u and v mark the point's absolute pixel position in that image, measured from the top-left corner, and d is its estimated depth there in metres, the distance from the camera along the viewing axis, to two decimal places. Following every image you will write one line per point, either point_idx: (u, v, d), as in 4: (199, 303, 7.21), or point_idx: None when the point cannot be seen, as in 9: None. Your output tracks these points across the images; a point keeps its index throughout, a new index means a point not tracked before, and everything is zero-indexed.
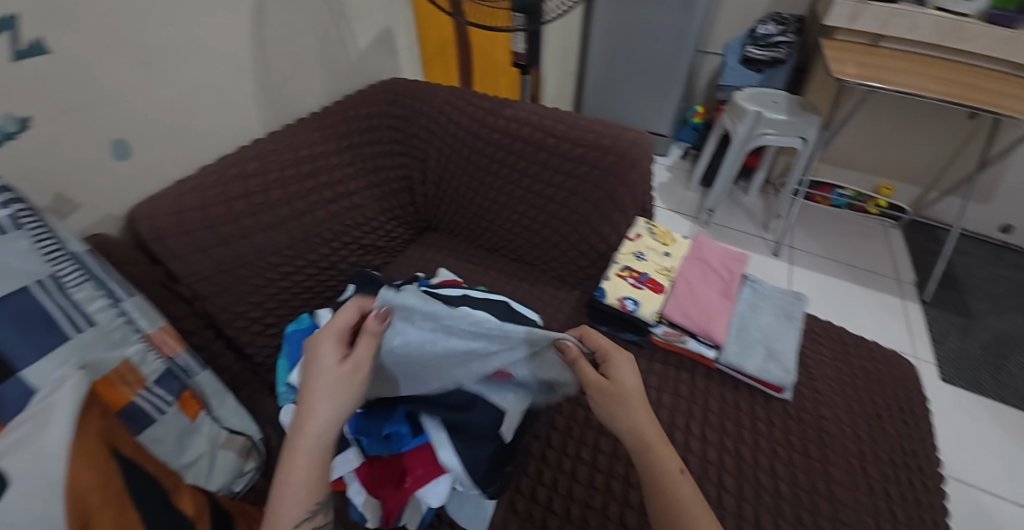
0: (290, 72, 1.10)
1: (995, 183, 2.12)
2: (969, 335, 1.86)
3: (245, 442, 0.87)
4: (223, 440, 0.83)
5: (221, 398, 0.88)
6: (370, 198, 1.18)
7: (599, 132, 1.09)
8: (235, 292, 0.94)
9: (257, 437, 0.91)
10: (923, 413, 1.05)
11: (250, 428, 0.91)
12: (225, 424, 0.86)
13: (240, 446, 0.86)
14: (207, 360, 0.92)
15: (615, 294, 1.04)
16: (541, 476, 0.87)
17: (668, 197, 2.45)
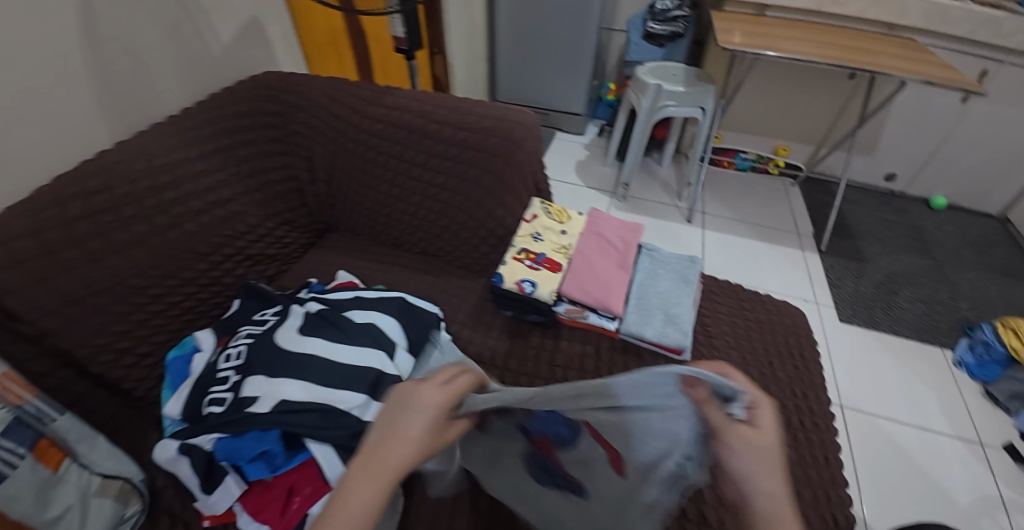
0: (138, 75, 1.00)
1: (878, 137, 2.29)
2: (863, 278, 2.01)
3: (125, 484, 0.78)
4: (98, 488, 0.75)
5: (89, 442, 0.77)
6: (251, 203, 1.10)
7: (480, 113, 1.12)
8: (93, 323, 0.86)
9: (138, 479, 0.80)
10: (813, 356, 1.13)
11: (128, 469, 0.79)
12: (99, 469, 0.76)
13: (119, 491, 0.77)
14: (68, 403, 0.84)
15: (513, 278, 1.04)
16: None
17: (586, 174, 2.43)
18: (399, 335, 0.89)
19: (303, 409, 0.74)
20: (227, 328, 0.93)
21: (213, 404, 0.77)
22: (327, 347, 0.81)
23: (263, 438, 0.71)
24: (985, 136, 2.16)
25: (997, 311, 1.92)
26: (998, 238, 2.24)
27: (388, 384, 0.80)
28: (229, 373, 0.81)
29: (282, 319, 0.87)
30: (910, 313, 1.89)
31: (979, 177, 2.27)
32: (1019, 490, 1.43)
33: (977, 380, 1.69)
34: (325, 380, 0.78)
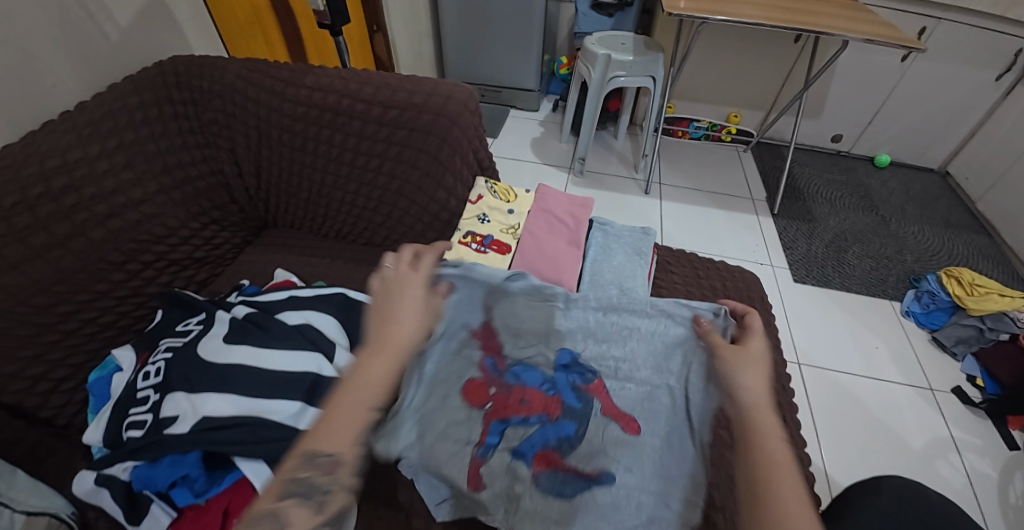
0: (22, 68, 0.90)
1: (825, 98, 2.31)
2: (814, 238, 2.05)
3: (53, 519, 0.71)
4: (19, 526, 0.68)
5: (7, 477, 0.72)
6: (170, 203, 1.04)
7: (410, 89, 1.06)
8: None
9: (68, 512, 0.75)
10: (767, 317, 1.13)
11: (56, 504, 0.74)
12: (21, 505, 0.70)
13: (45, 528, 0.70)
14: None
15: (460, 263, 1.00)
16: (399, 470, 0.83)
17: (541, 151, 2.38)
18: (338, 334, 0.86)
19: (228, 425, 0.71)
20: (146, 343, 0.87)
21: (132, 428, 0.72)
22: (257, 355, 0.78)
23: (180, 463, 0.68)
24: (924, 93, 2.22)
25: (940, 261, 1.99)
26: (939, 191, 2.33)
27: (325, 387, 0.78)
28: (150, 391, 0.75)
29: (207, 327, 0.83)
30: (860, 268, 1.94)
31: (918, 133, 2.34)
32: (966, 429, 1.50)
33: (925, 328, 1.75)
34: (255, 390, 0.75)
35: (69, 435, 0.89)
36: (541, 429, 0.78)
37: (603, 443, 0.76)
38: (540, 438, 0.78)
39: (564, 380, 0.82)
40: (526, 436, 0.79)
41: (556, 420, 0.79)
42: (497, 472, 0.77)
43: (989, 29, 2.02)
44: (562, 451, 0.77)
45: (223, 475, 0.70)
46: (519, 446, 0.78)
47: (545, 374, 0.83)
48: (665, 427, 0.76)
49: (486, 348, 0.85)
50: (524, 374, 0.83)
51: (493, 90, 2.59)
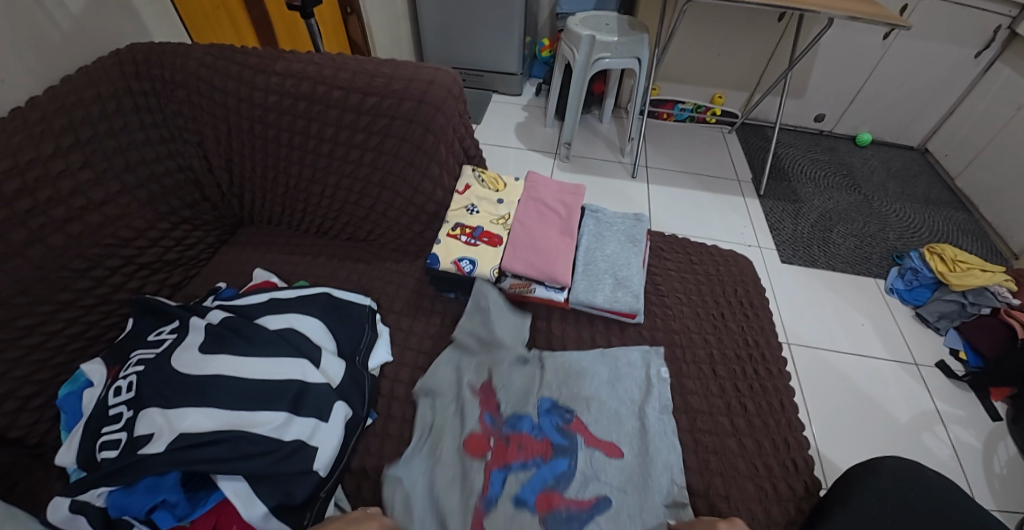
0: None
1: (810, 77, 2.30)
2: (800, 218, 2.06)
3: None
4: None
5: None
6: (134, 204, 1.00)
7: (389, 74, 1.00)
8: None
9: None
10: (761, 301, 1.11)
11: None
12: None
13: None
14: None
15: (450, 257, 0.97)
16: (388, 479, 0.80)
17: (526, 136, 2.34)
18: (323, 337, 0.83)
19: (209, 441, 0.67)
20: (117, 355, 0.82)
21: (105, 450, 0.68)
22: (237, 365, 0.74)
23: (157, 488, 0.64)
24: (905, 72, 2.22)
25: (921, 238, 2.01)
26: (919, 168, 2.34)
27: (311, 396, 0.75)
28: (123, 408, 0.71)
29: (182, 336, 0.78)
30: (845, 247, 1.95)
31: (900, 111, 2.34)
32: (952, 402, 1.52)
33: (909, 304, 1.76)
34: (236, 403, 0.71)
35: (43, 453, 0.84)
36: (538, 471, 0.79)
37: (594, 471, 0.80)
38: (539, 479, 0.78)
39: (548, 423, 0.84)
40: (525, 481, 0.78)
41: (551, 459, 0.80)
42: (499, 522, 0.74)
43: (970, 5, 2.01)
44: (560, 488, 0.78)
45: (206, 496, 0.67)
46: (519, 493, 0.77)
47: (534, 420, 0.85)
48: (641, 457, 0.82)
49: (483, 405, 0.86)
50: (516, 424, 0.84)
51: (475, 74, 2.52)
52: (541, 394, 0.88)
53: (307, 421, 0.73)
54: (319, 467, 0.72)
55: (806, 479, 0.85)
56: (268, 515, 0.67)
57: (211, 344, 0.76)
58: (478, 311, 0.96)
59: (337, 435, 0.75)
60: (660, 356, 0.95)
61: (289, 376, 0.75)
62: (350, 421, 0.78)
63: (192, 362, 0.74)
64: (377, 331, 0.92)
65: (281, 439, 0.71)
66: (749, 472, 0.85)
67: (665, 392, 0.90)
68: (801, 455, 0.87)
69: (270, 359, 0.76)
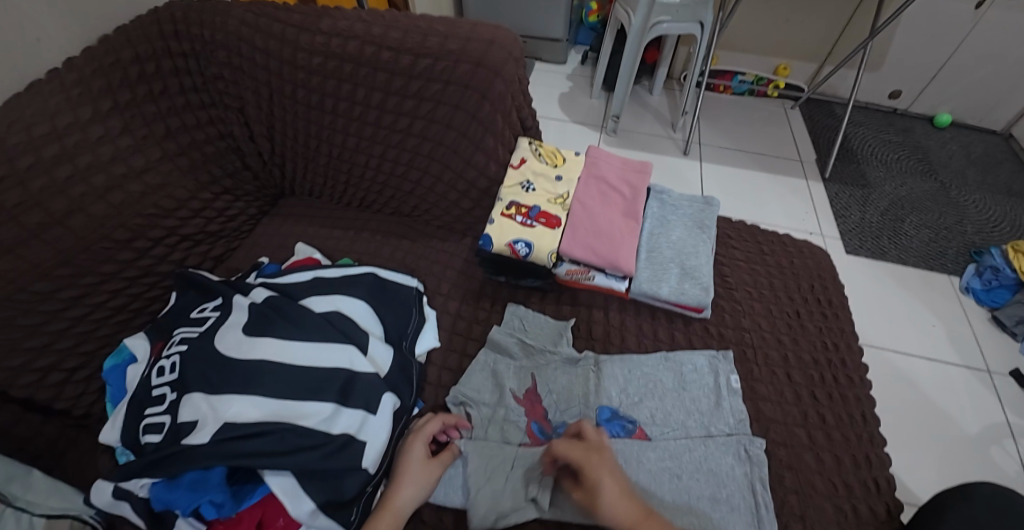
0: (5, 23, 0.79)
1: (888, 48, 2.08)
2: (869, 205, 1.89)
3: (74, 523, 0.69)
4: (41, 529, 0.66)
5: (23, 481, 0.69)
6: (175, 172, 0.97)
7: (443, 34, 0.90)
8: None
9: (92, 512, 0.72)
10: (841, 300, 1.00)
11: (78, 505, 0.72)
12: (41, 508, 0.68)
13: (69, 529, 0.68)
14: None
15: (504, 239, 0.88)
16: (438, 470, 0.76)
17: (572, 107, 2.21)
18: (370, 322, 0.78)
19: (254, 432, 0.63)
20: (161, 330, 0.80)
21: (149, 433, 0.65)
22: (282, 349, 0.70)
23: (203, 486, 0.60)
24: (1000, 45, 1.98)
25: (1003, 233, 1.83)
26: (1003, 154, 2.13)
27: (359, 386, 0.70)
28: (166, 390, 0.68)
29: (225, 315, 0.74)
30: (917, 239, 1.79)
31: (989, 89, 2.11)
32: None
33: (986, 306, 1.61)
34: (282, 392, 0.67)
35: (89, 426, 0.84)
36: None
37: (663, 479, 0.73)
38: None
39: (607, 433, 0.78)
40: None
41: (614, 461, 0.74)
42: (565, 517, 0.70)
43: None
44: None
45: (251, 490, 0.63)
46: None
47: None
48: (711, 467, 0.74)
49: (530, 412, 0.80)
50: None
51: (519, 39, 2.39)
52: (598, 402, 0.81)
53: (356, 413, 0.68)
54: (367, 463, 0.67)
55: (889, 501, 0.76)
56: (315, 513, 0.63)
57: (255, 325, 0.72)
58: (515, 317, 0.90)
59: (385, 428, 0.70)
60: (729, 362, 0.86)
61: (335, 364, 0.70)
62: (399, 413, 0.73)
63: (236, 344, 0.69)
64: (425, 315, 0.86)
65: (329, 432, 0.66)
66: (826, 491, 0.77)
67: (737, 405, 0.81)
68: (884, 474, 0.78)
69: (318, 346, 0.71)
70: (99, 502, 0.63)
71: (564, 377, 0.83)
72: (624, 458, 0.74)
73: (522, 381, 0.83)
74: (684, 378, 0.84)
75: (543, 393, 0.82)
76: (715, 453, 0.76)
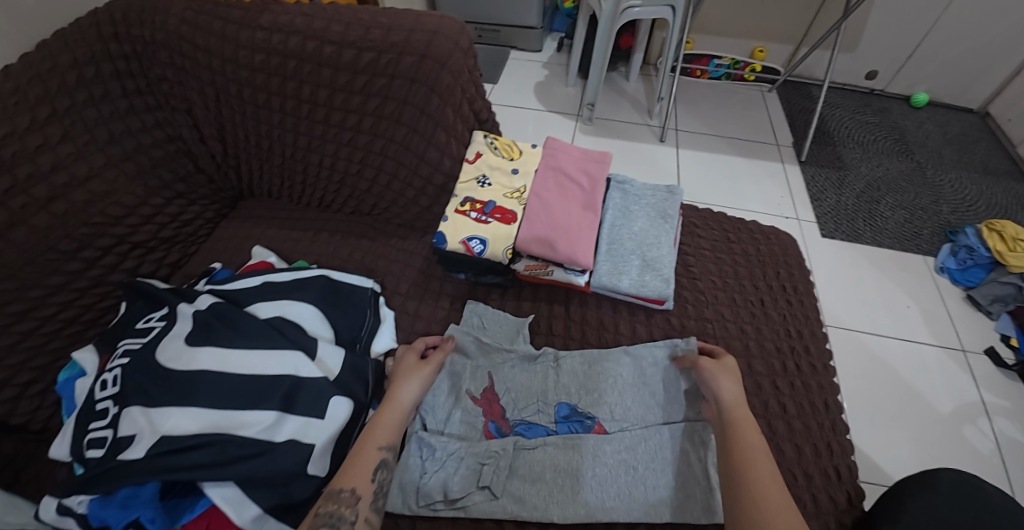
0: None
1: (862, 28, 2.07)
2: (845, 187, 1.89)
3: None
4: None
5: None
6: (123, 178, 0.93)
7: (386, 26, 0.88)
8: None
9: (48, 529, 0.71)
10: (806, 286, 1.00)
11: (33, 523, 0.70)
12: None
13: None
14: None
15: (458, 236, 0.86)
16: None
17: (547, 96, 2.18)
18: (320, 326, 0.77)
19: (193, 446, 0.61)
20: (110, 342, 0.78)
21: (91, 448, 0.63)
22: (224, 359, 0.68)
23: (133, 502, 0.59)
24: (972, 22, 1.97)
25: (978, 212, 1.83)
26: (978, 133, 2.12)
27: (304, 393, 0.68)
28: (109, 404, 0.66)
29: (170, 325, 0.72)
30: (893, 221, 1.79)
31: (963, 67, 2.10)
32: (1002, 393, 1.39)
33: (960, 286, 1.61)
34: (224, 402, 0.65)
35: (47, 440, 0.82)
36: (558, 466, 0.73)
37: (619, 476, 0.72)
38: (557, 476, 0.72)
39: (565, 430, 0.77)
40: (544, 479, 0.72)
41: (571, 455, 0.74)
42: (523, 513, 0.70)
43: None
44: (583, 492, 0.71)
45: (190, 504, 0.61)
46: (537, 500, 0.71)
47: (548, 427, 0.78)
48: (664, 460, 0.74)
49: (487, 412, 0.79)
50: (527, 432, 0.77)
51: (491, 28, 2.35)
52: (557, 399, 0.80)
53: (301, 420, 0.67)
54: (315, 464, 0.66)
55: (849, 489, 0.76)
56: (260, 518, 0.62)
57: (198, 334, 0.70)
58: (475, 315, 0.89)
59: (334, 431, 0.68)
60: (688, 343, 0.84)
61: (280, 369, 0.69)
62: (354, 417, 0.71)
63: (179, 354, 0.68)
64: (381, 316, 0.85)
65: (271, 441, 0.65)
66: (787, 481, 0.76)
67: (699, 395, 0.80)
68: (845, 462, 0.78)
69: (263, 352, 0.69)
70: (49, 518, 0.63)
71: (522, 374, 0.82)
72: (578, 454, 0.73)
73: (479, 379, 0.82)
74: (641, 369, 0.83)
75: (500, 392, 0.81)
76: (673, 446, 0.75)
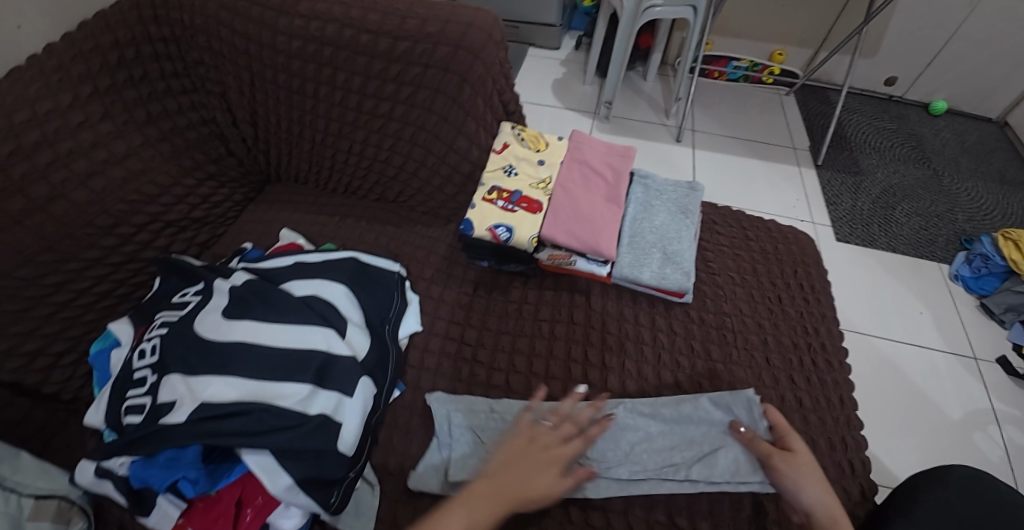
0: None
1: (883, 34, 2.06)
2: (861, 192, 1.89)
3: (61, 504, 0.69)
4: (30, 512, 0.66)
5: (13, 463, 0.69)
6: (158, 157, 0.98)
7: (421, 16, 0.90)
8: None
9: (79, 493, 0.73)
10: (823, 285, 1.01)
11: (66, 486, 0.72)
12: (31, 488, 0.68)
13: (58, 509, 0.68)
14: None
15: (485, 224, 0.87)
16: (409, 450, 0.76)
17: (565, 93, 2.20)
18: (351, 307, 0.78)
19: (231, 413, 0.64)
20: (144, 315, 0.80)
21: (130, 414, 0.66)
22: (261, 331, 0.70)
23: (176, 463, 0.61)
24: (995, 31, 1.97)
25: (994, 221, 1.83)
26: (996, 143, 2.12)
27: (337, 369, 0.70)
28: (147, 373, 0.68)
29: (205, 299, 0.74)
30: (907, 227, 1.79)
31: (984, 75, 2.09)
32: (1012, 401, 1.40)
33: (974, 293, 1.62)
34: (261, 374, 0.67)
35: (78, 409, 0.84)
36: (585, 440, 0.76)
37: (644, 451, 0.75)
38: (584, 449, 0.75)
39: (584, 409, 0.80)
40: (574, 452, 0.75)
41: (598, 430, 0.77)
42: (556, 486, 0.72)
43: None
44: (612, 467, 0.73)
45: (228, 469, 0.64)
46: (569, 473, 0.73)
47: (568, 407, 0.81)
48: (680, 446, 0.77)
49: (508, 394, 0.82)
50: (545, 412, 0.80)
51: (511, 25, 2.36)
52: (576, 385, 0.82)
53: (333, 395, 0.69)
54: (344, 447, 0.68)
55: (863, 483, 0.77)
56: (293, 489, 0.63)
57: (236, 310, 0.72)
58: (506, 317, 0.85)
59: (361, 408, 0.71)
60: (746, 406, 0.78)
61: (315, 345, 0.71)
62: (375, 398, 0.74)
63: (217, 328, 0.70)
64: (406, 299, 0.87)
65: (306, 413, 0.67)
66: None
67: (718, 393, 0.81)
68: (859, 456, 0.79)
69: (298, 329, 0.71)
70: (84, 482, 0.65)
71: (543, 361, 0.84)
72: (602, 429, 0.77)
73: (500, 364, 0.84)
74: (657, 360, 0.86)
75: (523, 376, 0.83)
76: (703, 410, 0.79)
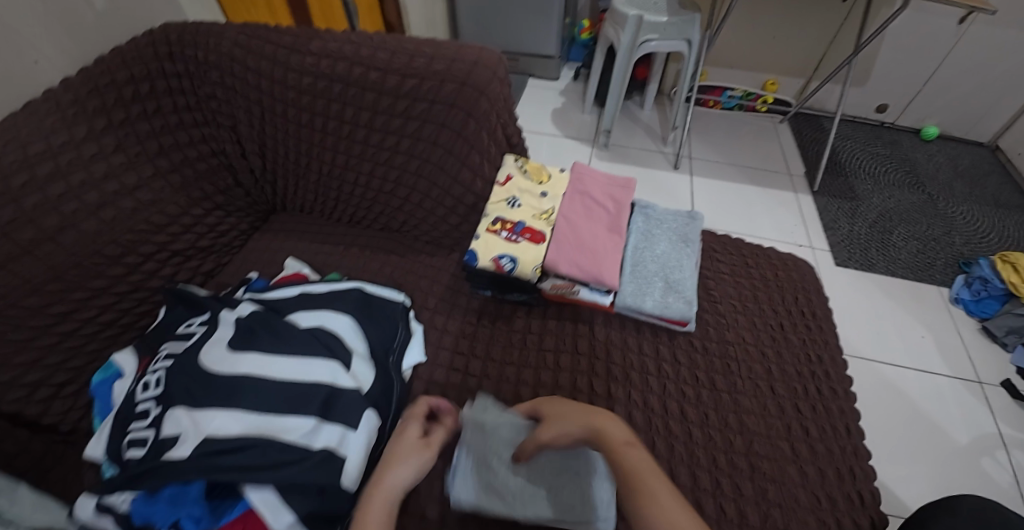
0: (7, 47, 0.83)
1: (871, 64, 2.13)
2: (857, 217, 1.91)
3: None
4: None
5: (9, 496, 0.68)
6: (167, 188, 0.99)
7: (429, 55, 0.93)
8: None
9: None
10: (824, 312, 1.01)
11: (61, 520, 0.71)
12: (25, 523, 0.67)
13: None
14: None
15: (489, 254, 0.87)
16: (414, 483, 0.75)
17: (564, 122, 2.25)
18: (356, 338, 0.78)
19: (235, 448, 0.63)
20: (150, 345, 0.81)
21: (132, 448, 0.65)
22: (267, 364, 0.70)
23: (180, 501, 0.61)
24: (982, 60, 2.03)
25: (991, 244, 1.84)
26: (988, 166, 2.15)
27: (342, 402, 0.70)
28: (151, 405, 0.68)
29: (211, 330, 0.75)
30: (905, 251, 1.81)
31: (972, 102, 2.14)
32: (1018, 425, 1.39)
33: (975, 316, 1.62)
34: (265, 406, 0.67)
35: (75, 441, 0.84)
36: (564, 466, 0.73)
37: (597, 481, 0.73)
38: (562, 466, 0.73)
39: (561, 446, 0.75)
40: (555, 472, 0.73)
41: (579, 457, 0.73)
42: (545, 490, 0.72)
43: None
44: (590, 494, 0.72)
45: (230, 505, 0.64)
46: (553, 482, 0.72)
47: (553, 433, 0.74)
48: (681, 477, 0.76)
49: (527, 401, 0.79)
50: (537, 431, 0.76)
51: (512, 57, 2.44)
52: None
53: (337, 428, 0.68)
54: (348, 483, 0.67)
55: (873, 515, 0.76)
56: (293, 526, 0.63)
57: (242, 341, 0.72)
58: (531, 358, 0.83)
59: (365, 442, 0.70)
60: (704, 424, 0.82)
61: (319, 378, 0.71)
62: (379, 432, 0.73)
63: (224, 359, 0.70)
64: (411, 329, 0.87)
65: (310, 447, 0.66)
66: (810, 504, 0.76)
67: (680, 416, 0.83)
68: (868, 487, 0.78)
69: (304, 362, 0.72)
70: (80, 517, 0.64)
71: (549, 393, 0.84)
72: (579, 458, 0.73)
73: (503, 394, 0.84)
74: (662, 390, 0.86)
75: None
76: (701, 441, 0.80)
